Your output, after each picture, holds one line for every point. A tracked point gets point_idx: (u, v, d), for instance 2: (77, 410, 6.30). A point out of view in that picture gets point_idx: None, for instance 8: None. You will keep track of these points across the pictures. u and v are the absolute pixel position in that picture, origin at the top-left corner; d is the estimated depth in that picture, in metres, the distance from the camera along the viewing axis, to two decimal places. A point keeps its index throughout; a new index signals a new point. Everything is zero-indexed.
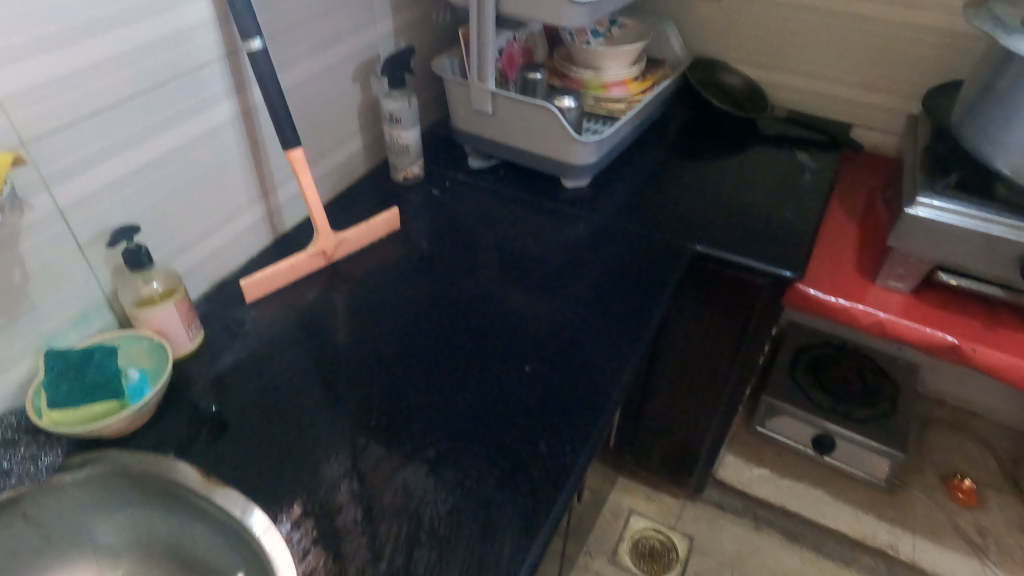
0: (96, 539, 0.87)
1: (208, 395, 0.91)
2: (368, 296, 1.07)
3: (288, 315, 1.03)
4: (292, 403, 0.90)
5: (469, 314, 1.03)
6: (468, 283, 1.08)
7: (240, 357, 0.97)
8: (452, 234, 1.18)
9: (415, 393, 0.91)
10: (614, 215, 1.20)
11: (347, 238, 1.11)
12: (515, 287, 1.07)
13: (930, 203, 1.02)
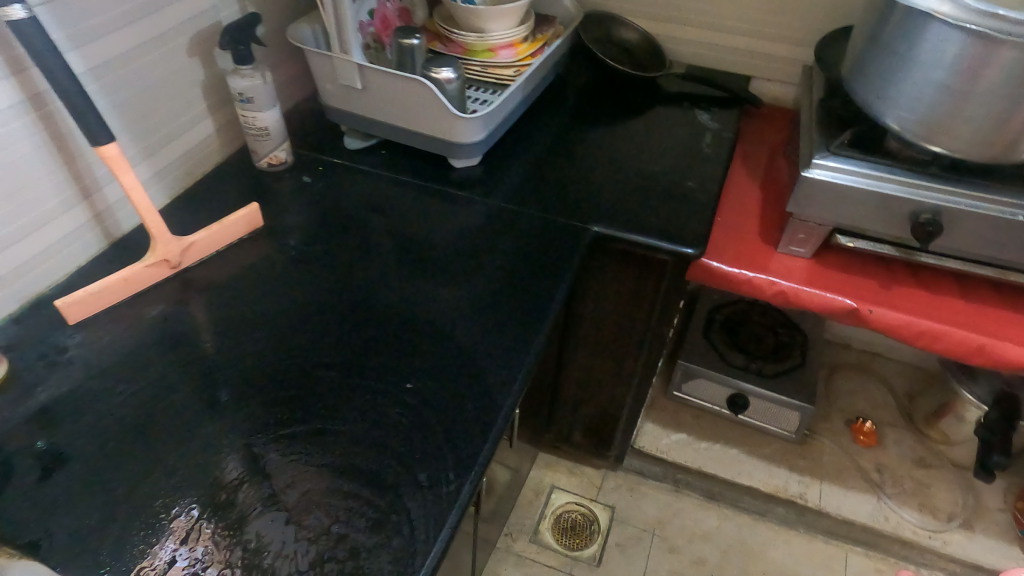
0: None
1: (24, 443, 0.75)
2: (241, 303, 0.91)
3: (133, 334, 0.87)
4: (144, 442, 0.76)
5: (363, 311, 0.91)
6: (359, 277, 0.96)
7: (60, 391, 0.80)
8: (332, 222, 1.04)
9: (301, 420, 0.78)
10: (512, 193, 1.10)
11: (194, 243, 0.94)
12: (413, 277, 0.96)
13: (825, 163, 0.97)
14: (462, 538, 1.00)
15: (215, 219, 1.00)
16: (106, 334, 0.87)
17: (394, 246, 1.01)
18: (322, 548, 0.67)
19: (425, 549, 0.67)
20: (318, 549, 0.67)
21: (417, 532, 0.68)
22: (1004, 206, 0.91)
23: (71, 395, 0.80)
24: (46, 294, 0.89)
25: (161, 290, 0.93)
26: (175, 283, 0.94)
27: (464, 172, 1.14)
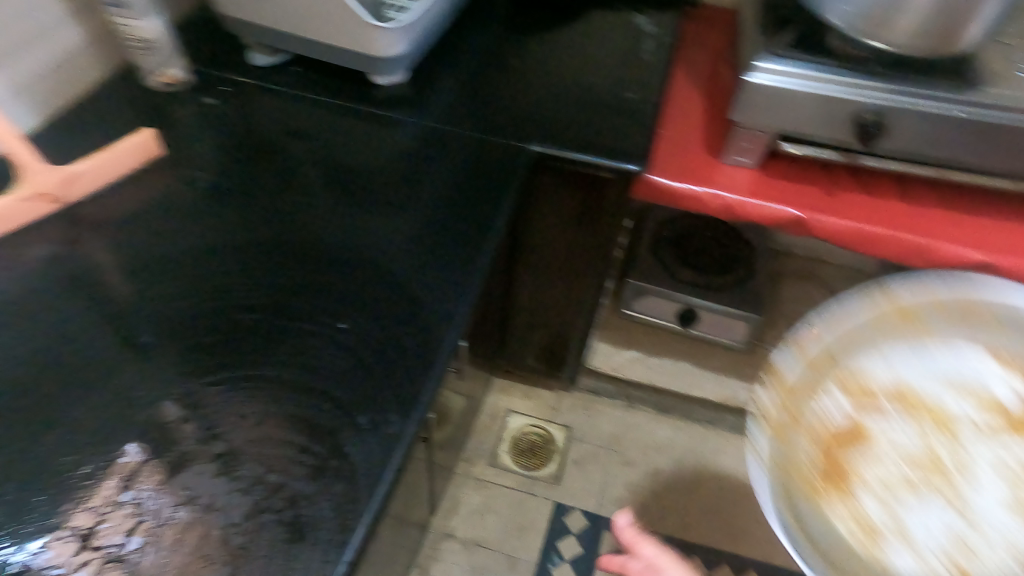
0: None
1: None
2: (146, 245, 0.84)
3: (20, 282, 0.80)
4: (39, 397, 0.70)
5: (289, 244, 0.85)
6: (280, 210, 0.89)
7: None
8: (246, 149, 0.96)
9: (223, 369, 0.73)
10: (442, 111, 1.03)
11: (80, 174, 0.86)
12: (342, 206, 0.90)
13: (769, 67, 0.93)
14: (415, 468, 0.98)
15: (106, 146, 0.91)
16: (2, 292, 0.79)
17: (319, 177, 0.93)
18: (260, 497, 0.64)
19: (370, 492, 0.65)
20: (252, 500, 0.64)
21: (359, 476, 0.66)
22: (945, 103, 0.89)
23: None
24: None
25: (48, 232, 0.85)
26: (72, 228, 0.85)
27: (388, 91, 1.05)
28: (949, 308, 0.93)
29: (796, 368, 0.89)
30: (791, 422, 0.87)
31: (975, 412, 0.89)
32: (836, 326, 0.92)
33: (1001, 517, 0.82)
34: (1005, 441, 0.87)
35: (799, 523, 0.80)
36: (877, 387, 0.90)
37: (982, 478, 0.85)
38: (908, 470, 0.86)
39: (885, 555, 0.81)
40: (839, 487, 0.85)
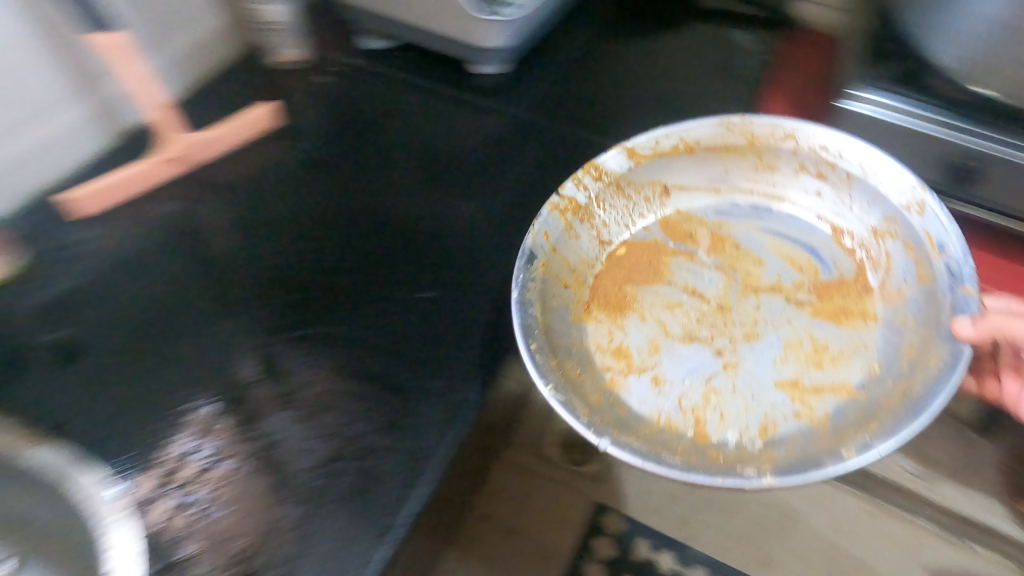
0: None
1: (47, 329, 0.82)
2: (255, 208, 0.93)
3: (147, 232, 0.90)
4: (154, 337, 0.80)
5: (379, 218, 0.91)
6: (377, 185, 0.95)
7: (75, 285, 0.86)
8: (351, 127, 1.03)
9: (313, 328, 0.80)
10: (536, 107, 1.07)
11: (201, 140, 0.95)
12: (434, 187, 0.95)
13: (871, 96, 0.93)
14: (479, 448, 1.02)
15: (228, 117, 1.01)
16: (138, 244, 0.89)
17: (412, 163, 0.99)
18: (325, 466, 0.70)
19: (437, 453, 0.71)
20: (327, 448, 0.71)
21: (428, 437, 0.71)
22: None
23: (101, 307, 0.83)
24: (65, 203, 0.90)
25: (172, 189, 0.95)
26: (196, 189, 0.94)
27: (492, 81, 1.10)
28: (807, 167, 0.88)
29: (621, 169, 0.87)
30: (594, 207, 0.87)
31: (791, 280, 0.84)
32: (693, 128, 0.87)
33: (762, 381, 0.77)
34: (810, 326, 0.80)
35: (548, 327, 0.76)
36: (696, 186, 0.92)
37: (761, 347, 0.79)
38: (687, 305, 0.83)
39: (627, 382, 0.77)
40: (614, 313, 0.82)
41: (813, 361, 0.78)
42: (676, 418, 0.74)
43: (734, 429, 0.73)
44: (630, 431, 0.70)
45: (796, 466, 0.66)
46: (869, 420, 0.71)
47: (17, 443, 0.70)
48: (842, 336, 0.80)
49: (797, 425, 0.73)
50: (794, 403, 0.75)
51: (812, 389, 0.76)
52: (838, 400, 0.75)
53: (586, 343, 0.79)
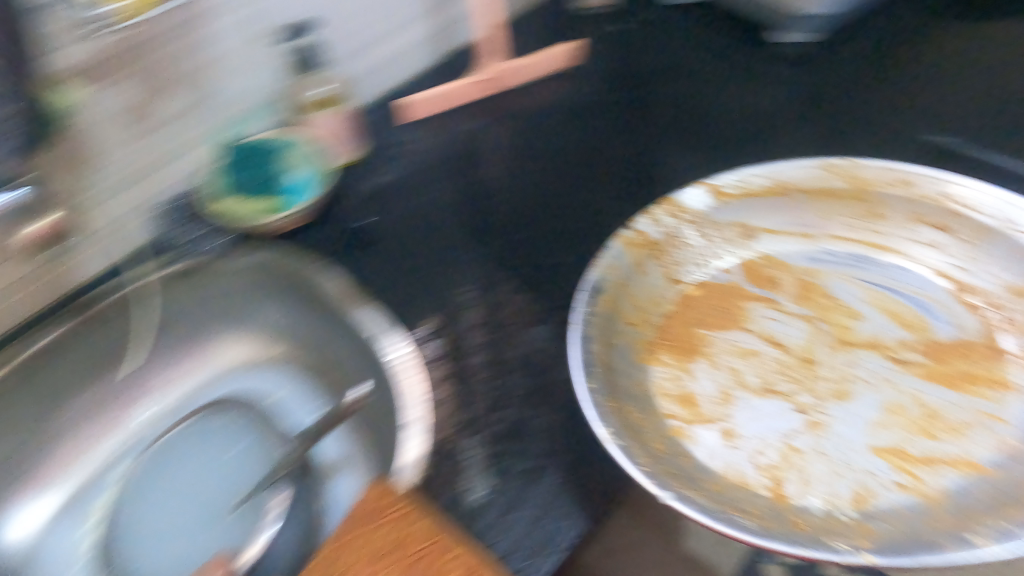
0: (239, 347, 0.53)
1: (367, 211, 0.56)
2: (531, 127, 0.63)
3: (441, 152, 0.61)
4: (413, 246, 0.53)
5: (652, 147, 0.60)
6: (649, 113, 0.63)
7: (407, 176, 0.59)
8: (623, 56, 0.69)
9: (574, 262, 0.51)
10: (875, 55, 0.67)
11: (512, 67, 0.64)
12: (728, 123, 0.62)
13: None
14: None
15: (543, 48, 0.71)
16: (416, 178, 0.59)
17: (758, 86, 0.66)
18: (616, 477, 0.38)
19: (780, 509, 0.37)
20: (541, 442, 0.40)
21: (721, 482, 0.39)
22: None
23: (402, 207, 0.57)
24: (405, 104, 0.62)
25: (473, 115, 0.64)
26: (493, 127, 0.63)
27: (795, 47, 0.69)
28: (925, 216, 0.51)
29: (707, 211, 0.52)
30: (669, 246, 0.50)
31: (898, 340, 0.47)
32: (787, 174, 0.53)
33: (861, 451, 0.40)
34: (919, 390, 0.43)
35: (606, 365, 0.41)
36: (787, 231, 0.53)
37: (858, 410, 0.42)
38: (764, 355, 0.46)
39: (689, 438, 0.41)
40: (678, 357, 0.45)
41: (925, 432, 0.41)
42: (748, 476, 0.39)
43: (824, 498, 0.38)
44: (682, 475, 0.37)
45: (899, 546, 0.34)
46: (1012, 503, 0.36)
47: (338, 289, 0.49)
48: (962, 406, 0.43)
49: (912, 501, 0.37)
50: (899, 477, 0.39)
51: (925, 460, 0.40)
52: (960, 477, 0.39)
53: (643, 390, 0.43)
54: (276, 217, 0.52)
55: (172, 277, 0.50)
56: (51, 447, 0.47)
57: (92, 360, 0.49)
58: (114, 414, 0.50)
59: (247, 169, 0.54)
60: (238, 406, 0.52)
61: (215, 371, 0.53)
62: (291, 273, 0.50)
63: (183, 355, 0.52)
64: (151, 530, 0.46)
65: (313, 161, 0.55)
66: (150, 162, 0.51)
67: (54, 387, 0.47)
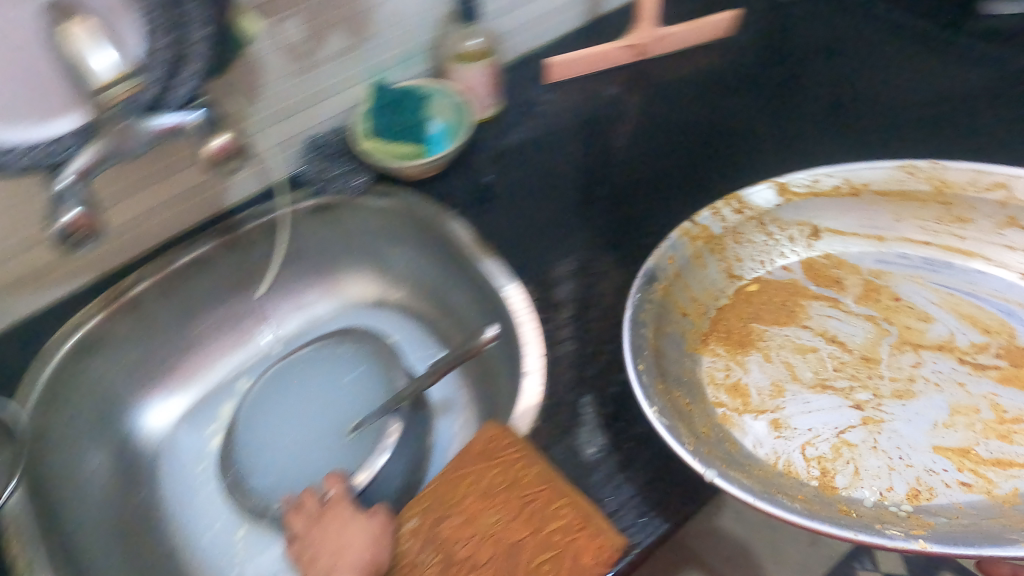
0: (386, 261, 0.59)
1: (492, 168, 0.57)
2: (676, 90, 0.60)
3: (578, 110, 0.60)
4: (537, 208, 0.54)
5: (800, 125, 0.57)
6: (805, 89, 0.60)
7: (539, 133, 0.59)
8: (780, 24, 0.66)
9: None
10: None
11: (671, 35, 0.61)
12: (891, 104, 0.58)
13: None
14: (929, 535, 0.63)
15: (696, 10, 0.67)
16: (548, 136, 0.59)
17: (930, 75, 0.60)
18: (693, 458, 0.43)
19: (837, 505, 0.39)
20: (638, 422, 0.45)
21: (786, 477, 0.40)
22: None
23: (532, 166, 0.57)
24: (546, 65, 0.60)
25: (618, 75, 0.62)
26: (637, 89, 0.61)
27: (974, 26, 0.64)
28: (1015, 221, 0.50)
29: (770, 210, 0.51)
30: (732, 239, 0.51)
31: (971, 346, 0.47)
32: (860, 176, 0.51)
33: (921, 449, 0.41)
34: (989, 393, 0.44)
35: (653, 348, 0.44)
36: (854, 233, 0.53)
37: (920, 409, 0.43)
38: (822, 352, 0.47)
39: (737, 426, 0.43)
40: (731, 349, 0.47)
41: (997, 434, 0.42)
42: (795, 464, 0.41)
43: (875, 490, 0.39)
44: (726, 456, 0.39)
45: (955, 538, 0.35)
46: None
47: (467, 239, 0.53)
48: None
49: (975, 501, 0.39)
50: (962, 474, 0.40)
51: (991, 461, 0.41)
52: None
53: (691, 375, 0.45)
54: (420, 162, 0.53)
55: (308, 216, 0.55)
56: (190, 352, 0.56)
57: (233, 284, 0.56)
58: (241, 330, 0.58)
59: (395, 113, 0.54)
60: (359, 338, 0.57)
61: (356, 278, 0.60)
62: (417, 217, 0.55)
63: (319, 278, 0.60)
64: (273, 441, 0.52)
65: (451, 113, 0.56)
66: (303, 100, 0.52)
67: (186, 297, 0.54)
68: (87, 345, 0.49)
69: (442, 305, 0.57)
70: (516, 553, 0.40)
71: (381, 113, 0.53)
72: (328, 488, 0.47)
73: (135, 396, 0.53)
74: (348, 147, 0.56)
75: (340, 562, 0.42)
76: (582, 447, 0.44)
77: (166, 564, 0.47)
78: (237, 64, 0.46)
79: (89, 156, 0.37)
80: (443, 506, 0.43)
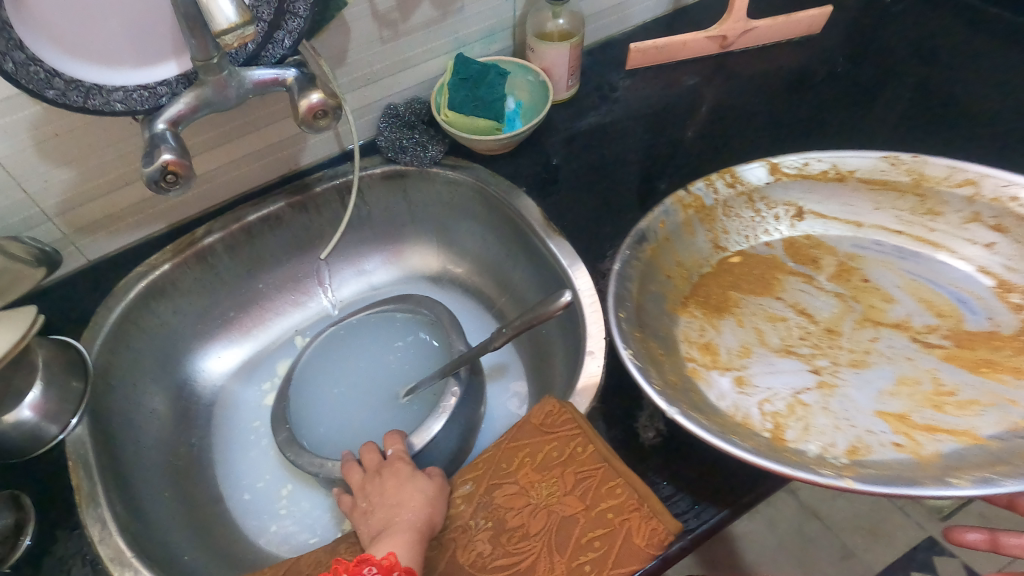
0: (455, 239, 0.61)
1: (562, 149, 0.57)
2: (756, 86, 0.59)
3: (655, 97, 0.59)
4: (600, 194, 0.55)
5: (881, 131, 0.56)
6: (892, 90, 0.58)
7: (614, 117, 0.58)
8: (872, 21, 0.64)
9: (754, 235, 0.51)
10: None
11: (755, 28, 0.59)
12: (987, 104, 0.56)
13: None
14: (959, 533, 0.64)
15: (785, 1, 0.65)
16: (623, 121, 0.58)
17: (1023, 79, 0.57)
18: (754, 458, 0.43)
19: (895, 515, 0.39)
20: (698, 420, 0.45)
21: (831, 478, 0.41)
22: None
23: (603, 151, 0.57)
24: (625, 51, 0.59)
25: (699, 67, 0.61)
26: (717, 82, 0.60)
27: None
28: (981, 218, 0.48)
29: (759, 187, 0.51)
30: (723, 212, 0.51)
31: (925, 327, 0.46)
32: (845, 163, 0.50)
33: (863, 413, 0.41)
34: (932, 367, 0.43)
35: (636, 303, 0.45)
36: (836, 217, 0.52)
37: (871, 377, 0.43)
38: (790, 321, 0.47)
39: (704, 379, 0.43)
40: (709, 313, 0.47)
41: (931, 404, 0.41)
42: (752, 417, 0.41)
43: (818, 444, 0.39)
44: (684, 400, 0.40)
45: (884, 481, 0.34)
46: (1002, 463, 0.36)
47: (537, 217, 0.53)
48: (971, 386, 0.42)
49: (903, 458, 0.38)
50: (897, 437, 0.39)
51: (925, 427, 0.40)
52: (956, 445, 0.38)
53: (669, 333, 0.45)
54: (494, 140, 0.54)
55: (379, 182, 0.57)
56: (253, 306, 0.56)
57: (299, 244, 0.57)
58: (302, 289, 0.59)
59: (479, 88, 0.54)
60: (415, 306, 0.56)
61: (425, 251, 0.62)
62: (485, 191, 0.56)
63: (385, 245, 0.61)
64: (328, 401, 0.53)
65: (520, 95, 0.58)
66: (386, 69, 0.53)
67: (256, 254, 0.54)
68: (157, 290, 0.49)
69: (507, 284, 0.59)
70: (569, 525, 0.40)
71: (467, 87, 0.54)
72: (389, 447, 0.48)
73: (198, 345, 0.54)
74: (425, 117, 0.56)
75: (396, 517, 0.42)
76: (642, 432, 0.45)
77: (215, 507, 0.48)
78: (329, 25, 0.46)
79: (186, 102, 0.37)
80: (500, 473, 0.45)
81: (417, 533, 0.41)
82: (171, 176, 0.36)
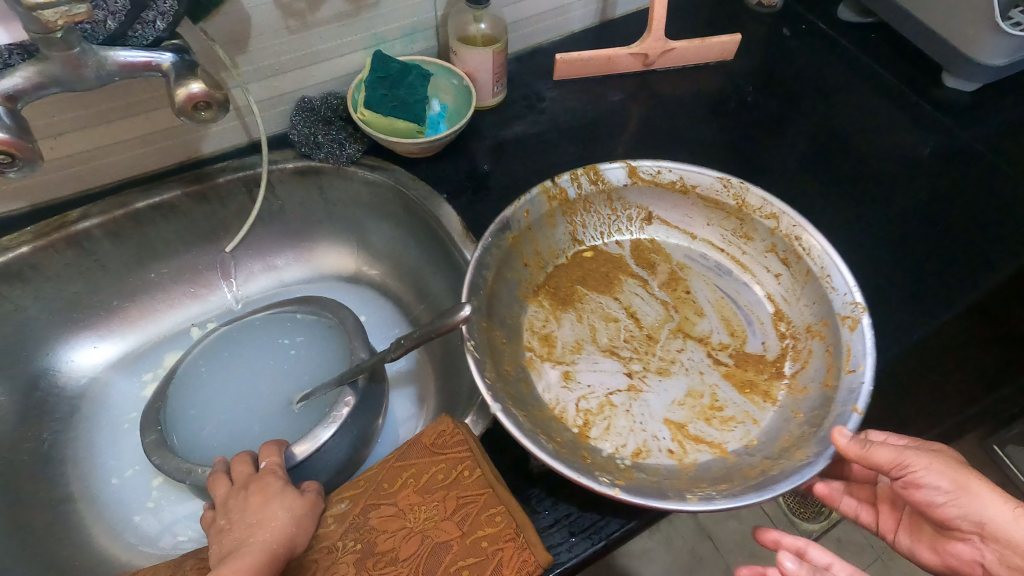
0: (371, 239, 0.58)
1: (486, 155, 0.55)
2: (683, 103, 0.57)
3: (582, 110, 0.57)
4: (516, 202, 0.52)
5: (813, 155, 0.54)
6: (822, 117, 0.56)
7: (538, 128, 0.57)
8: (815, 47, 0.62)
9: (660, 249, 0.50)
10: None
11: (673, 49, 0.57)
12: (919, 141, 0.54)
13: None
14: None
15: (728, 21, 0.63)
16: (548, 131, 0.56)
17: (955, 117, 0.55)
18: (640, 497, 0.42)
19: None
20: None
21: None
22: None
23: (525, 160, 0.55)
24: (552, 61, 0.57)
25: (627, 81, 0.59)
26: (645, 99, 0.58)
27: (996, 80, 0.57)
28: (777, 250, 0.47)
29: (617, 188, 0.49)
30: (583, 207, 0.49)
31: (719, 344, 0.45)
32: (684, 173, 0.48)
33: (654, 418, 0.41)
34: (715, 383, 0.43)
35: (490, 291, 0.43)
36: (677, 227, 0.51)
37: (670, 386, 0.43)
38: (619, 323, 0.46)
39: (536, 370, 0.43)
40: (554, 304, 0.47)
41: (703, 417, 0.42)
42: (567, 412, 0.41)
43: (612, 445, 0.40)
44: (509, 389, 0.40)
45: (646, 492, 0.36)
46: (728, 481, 0.37)
47: (457, 227, 0.50)
48: (739, 403, 0.42)
49: (668, 463, 0.39)
50: (671, 443, 0.40)
51: (693, 436, 0.40)
52: (710, 457, 0.40)
53: (515, 321, 0.45)
54: (412, 143, 0.51)
55: (292, 177, 0.54)
56: (142, 297, 0.54)
57: (196, 237, 0.54)
58: (204, 283, 0.56)
59: (394, 86, 0.51)
60: (319, 309, 0.53)
61: (339, 252, 0.59)
62: (404, 197, 0.53)
63: (295, 245, 0.58)
64: (219, 401, 0.50)
65: (444, 98, 0.56)
66: (293, 60, 0.50)
67: (136, 244, 0.51)
68: (12, 274, 0.46)
69: (423, 290, 0.56)
70: (440, 552, 0.38)
71: (383, 85, 0.51)
72: (262, 458, 0.44)
73: (66, 336, 0.51)
74: (343, 113, 0.54)
75: (251, 537, 0.39)
76: (531, 457, 0.44)
77: (50, 513, 0.46)
78: (222, 10, 0.44)
79: (26, 76, 0.33)
80: (378, 493, 0.42)
81: (269, 555, 0.38)
82: (6, 157, 0.34)
